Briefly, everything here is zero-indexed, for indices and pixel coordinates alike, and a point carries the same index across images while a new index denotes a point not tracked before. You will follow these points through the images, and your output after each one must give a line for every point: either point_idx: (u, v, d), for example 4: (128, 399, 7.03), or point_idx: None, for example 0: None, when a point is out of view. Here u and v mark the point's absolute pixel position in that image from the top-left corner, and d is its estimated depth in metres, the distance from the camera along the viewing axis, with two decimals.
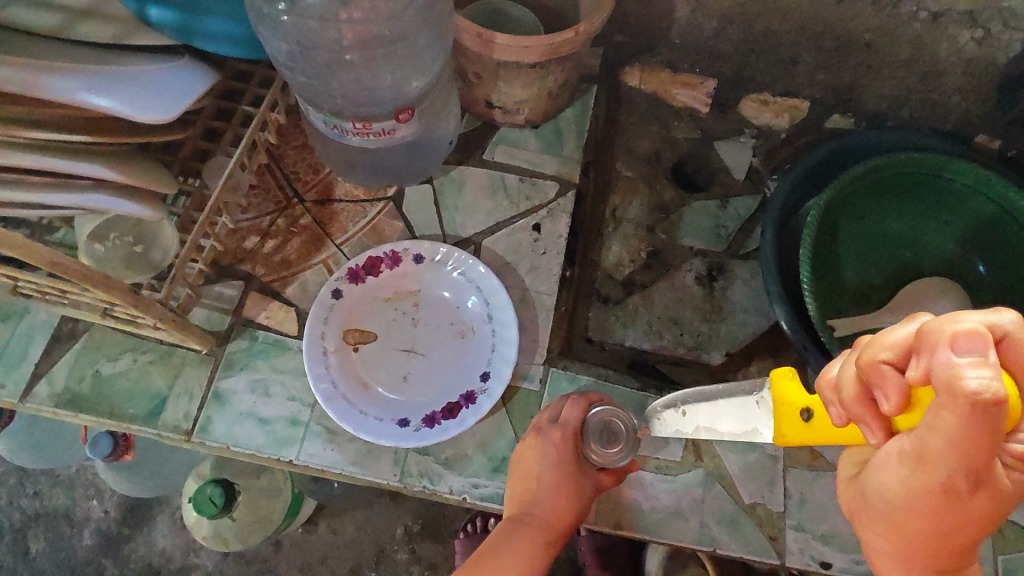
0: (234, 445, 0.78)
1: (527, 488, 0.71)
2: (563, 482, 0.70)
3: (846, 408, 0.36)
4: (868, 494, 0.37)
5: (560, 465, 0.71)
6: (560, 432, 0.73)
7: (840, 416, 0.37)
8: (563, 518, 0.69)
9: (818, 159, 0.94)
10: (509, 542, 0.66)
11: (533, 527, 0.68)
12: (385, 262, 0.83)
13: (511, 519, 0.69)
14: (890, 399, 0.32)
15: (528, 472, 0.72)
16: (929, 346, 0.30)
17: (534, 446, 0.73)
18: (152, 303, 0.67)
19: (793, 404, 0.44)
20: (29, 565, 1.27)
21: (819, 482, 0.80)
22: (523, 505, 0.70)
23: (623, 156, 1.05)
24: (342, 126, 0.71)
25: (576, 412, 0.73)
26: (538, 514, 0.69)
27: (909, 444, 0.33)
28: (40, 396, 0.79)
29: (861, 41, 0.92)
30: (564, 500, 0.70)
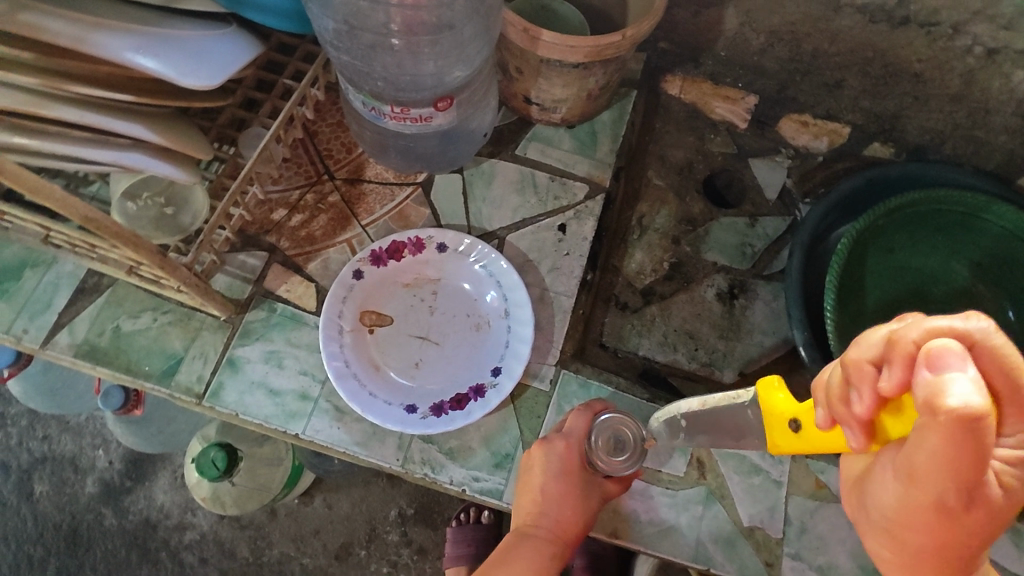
0: (243, 413, 0.79)
1: (533, 498, 0.72)
2: (567, 494, 0.72)
3: (833, 410, 0.38)
4: (868, 507, 0.38)
5: (564, 478, 0.73)
6: (565, 442, 0.74)
7: (827, 418, 0.40)
8: (570, 530, 0.71)
9: (855, 187, 0.92)
10: (516, 555, 0.68)
11: (540, 539, 0.70)
12: (408, 247, 0.83)
13: (518, 533, 0.71)
14: (865, 402, 0.35)
15: (532, 483, 0.73)
16: (905, 361, 0.32)
17: (538, 454, 0.74)
18: (178, 266, 0.68)
19: (782, 414, 0.47)
20: (31, 506, 1.30)
21: (821, 512, 0.80)
22: (530, 518, 0.72)
23: (655, 164, 1.04)
24: (380, 109, 0.72)
25: (581, 424, 0.74)
26: (545, 526, 0.71)
27: (900, 461, 0.34)
28: (60, 344, 0.80)
29: (911, 71, 0.92)
30: (570, 512, 0.72)
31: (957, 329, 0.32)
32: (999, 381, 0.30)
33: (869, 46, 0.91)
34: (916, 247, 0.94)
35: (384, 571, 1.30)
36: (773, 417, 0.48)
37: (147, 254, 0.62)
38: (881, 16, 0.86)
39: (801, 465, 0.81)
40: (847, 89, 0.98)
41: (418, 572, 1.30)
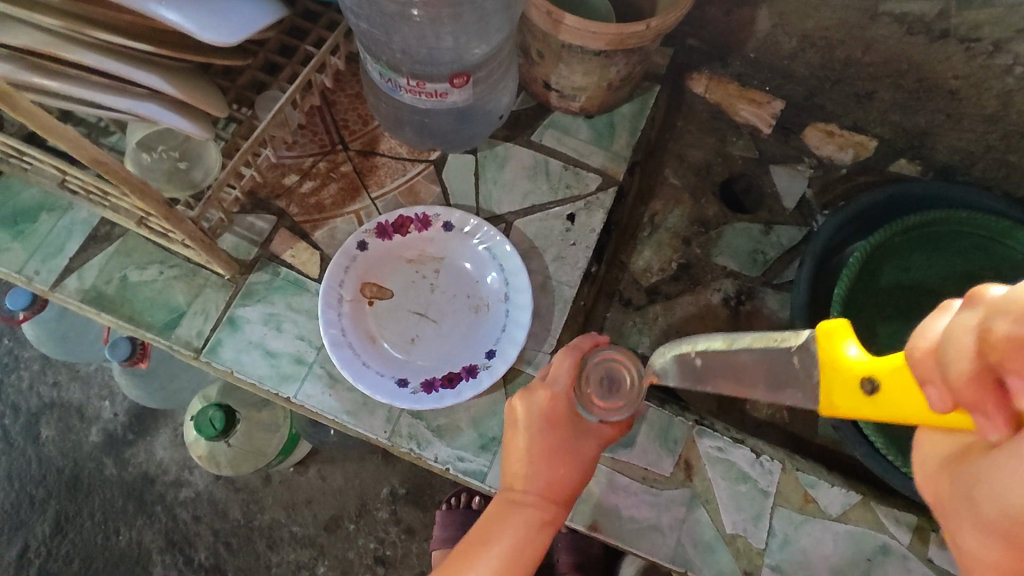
0: (238, 372, 0.80)
1: (519, 455, 0.66)
2: (559, 447, 0.65)
3: (951, 385, 0.27)
4: (987, 494, 0.27)
5: (553, 432, 0.66)
6: (549, 390, 0.67)
7: (942, 399, 0.28)
8: (564, 488, 0.65)
9: (874, 202, 0.90)
10: (505, 523, 0.63)
11: (529, 505, 0.64)
12: (414, 223, 0.83)
13: (505, 498, 0.64)
14: (1014, 386, 0.25)
15: (518, 441, 0.66)
16: None
17: (519, 409, 0.67)
18: (184, 219, 0.68)
19: None
20: (36, 449, 1.33)
21: (806, 527, 0.78)
22: (518, 480, 0.65)
23: (673, 163, 1.03)
24: (396, 81, 0.73)
25: (567, 367, 0.67)
26: (533, 490, 0.64)
27: None
28: (68, 288, 0.82)
29: (945, 87, 0.88)
30: (563, 468, 0.65)
31: None
32: None
33: (903, 58, 0.88)
34: (933, 268, 0.91)
35: (371, 547, 1.31)
36: (842, 375, 0.39)
37: (155, 204, 0.62)
38: (919, 28, 0.83)
39: (790, 477, 0.80)
40: (877, 101, 0.95)
41: (404, 551, 1.31)
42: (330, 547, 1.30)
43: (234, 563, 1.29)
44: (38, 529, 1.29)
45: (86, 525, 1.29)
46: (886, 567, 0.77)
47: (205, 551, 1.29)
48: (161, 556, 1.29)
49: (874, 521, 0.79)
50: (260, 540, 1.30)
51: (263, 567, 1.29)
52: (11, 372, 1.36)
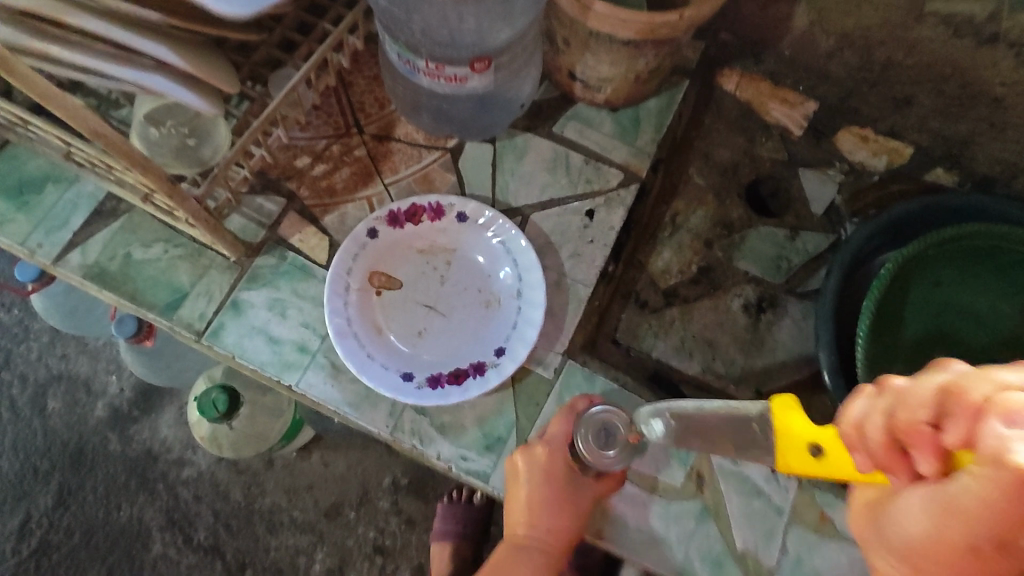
0: (239, 356, 0.78)
1: (523, 510, 0.71)
2: (556, 501, 0.70)
3: (872, 454, 0.31)
4: (887, 530, 0.32)
5: (552, 485, 0.70)
6: (546, 448, 0.71)
7: (866, 463, 0.32)
8: (562, 535, 0.71)
9: (908, 211, 0.86)
10: (512, 572, 0.70)
11: (535, 548, 0.70)
12: (427, 212, 0.80)
13: (513, 542, 0.71)
14: (929, 464, 0.28)
15: (520, 492, 0.71)
16: (973, 409, 0.26)
17: (519, 464, 0.71)
18: (188, 198, 0.66)
19: (800, 438, 0.42)
20: (42, 421, 1.32)
21: (821, 547, 0.75)
22: (523, 527, 0.71)
23: (698, 161, 0.99)
24: (415, 63, 0.70)
25: (563, 428, 0.71)
26: (536, 535, 0.70)
27: (934, 494, 0.28)
28: (72, 263, 0.80)
29: (991, 94, 0.84)
30: (563, 519, 0.70)
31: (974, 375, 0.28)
32: None
33: (948, 62, 0.83)
34: (965, 283, 0.87)
35: (370, 536, 1.29)
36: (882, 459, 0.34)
37: (157, 181, 0.60)
38: (967, 29, 0.79)
39: (806, 495, 0.77)
40: (917, 106, 0.91)
41: (403, 542, 1.29)
42: (330, 534, 1.29)
43: (233, 545, 1.28)
44: (41, 501, 1.29)
45: (89, 499, 1.29)
46: None
47: (204, 531, 1.28)
48: (161, 534, 1.28)
49: None
50: (260, 523, 1.29)
51: (262, 550, 1.28)
52: (19, 342, 1.35)
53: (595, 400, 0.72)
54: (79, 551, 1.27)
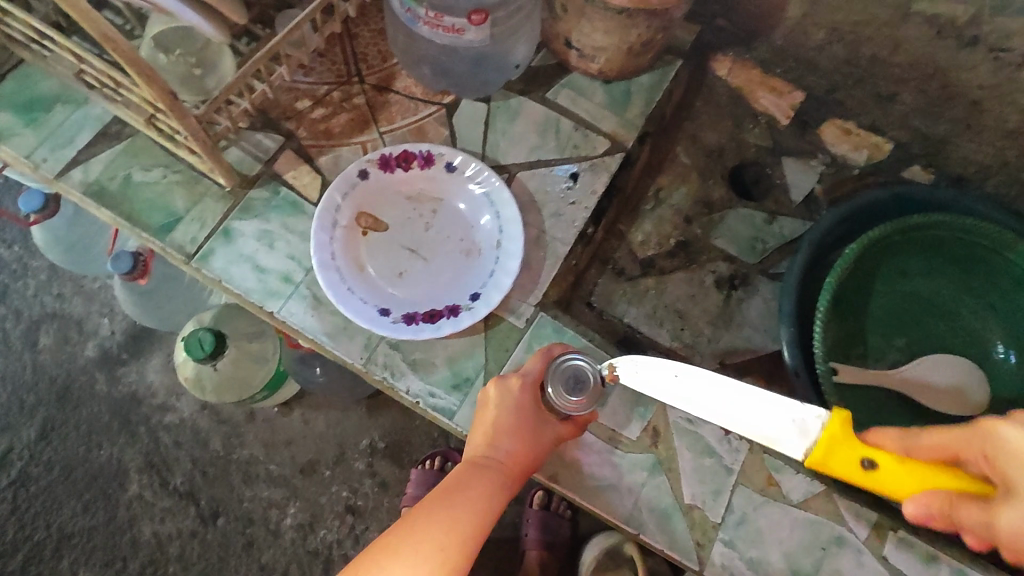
0: (225, 281, 0.81)
1: (486, 431, 0.69)
2: (520, 428, 0.69)
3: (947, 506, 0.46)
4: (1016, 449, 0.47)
5: (520, 414, 0.71)
6: (519, 381, 0.72)
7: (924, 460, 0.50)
8: (522, 463, 0.68)
9: (879, 200, 0.89)
10: (472, 482, 0.64)
11: (494, 468, 0.66)
12: (417, 159, 0.84)
13: (470, 462, 0.67)
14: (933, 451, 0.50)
15: (487, 418, 0.71)
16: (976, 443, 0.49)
17: (492, 393, 0.72)
18: (189, 115, 0.69)
19: (853, 454, 0.50)
20: (33, 355, 1.35)
21: (765, 507, 0.78)
22: (482, 449, 0.68)
23: (686, 142, 1.02)
24: (415, 11, 0.74)
25: (538, 365, 0.73)
26: (496, 456, 0.67)
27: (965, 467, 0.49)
28: (74, 180, 0.83)
29: (970, 96, 0.87)
30: (523, 444, 0.69)
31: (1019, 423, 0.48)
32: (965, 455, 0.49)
33: (929, 61, 0.86)
34: (930, 275, 0.91)
35: (343, 495, 1.32)
36: (844, 448, 0.50)
37: (160, 93, 0.63)
38: (951, 31, 0.81)
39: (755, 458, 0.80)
40: (899, 103, 0.93)
41: (374, 504, 1.32)
42: (303, 490, 1.32)
43: (208, 492, 1.31)
44: (24, 433, 1.32)
45: (71, 436, 1.32)
46: (839, 557, 0.77)
47: (181, 476, 1.32)
48: (138, 475, 1.31)
49: (834, 513, 0.78)
50: (236, 473, 1.32)
51: (236, 500, 1.31)
52: (17, 278, 1.38)
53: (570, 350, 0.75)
54: (57, 486, 1.30)
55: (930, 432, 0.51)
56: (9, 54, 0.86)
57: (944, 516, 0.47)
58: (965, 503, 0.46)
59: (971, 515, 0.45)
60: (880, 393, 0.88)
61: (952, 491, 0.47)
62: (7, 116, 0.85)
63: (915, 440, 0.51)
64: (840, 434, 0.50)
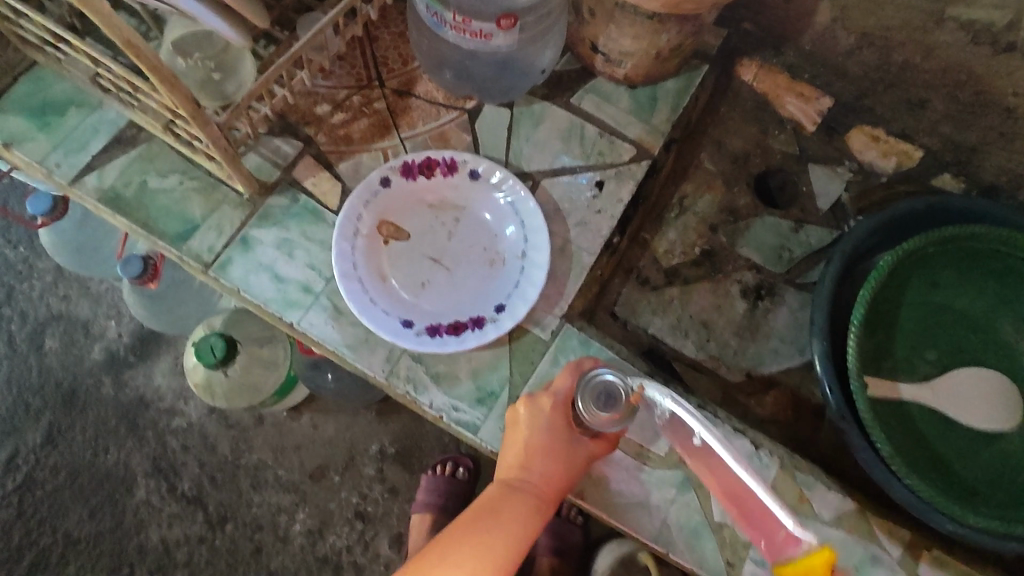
0: (244, 291, 0.79)
1: (518, 452, 0.68)
2: (553, 449, 0.67)
3: None
4: None
5: (552, 432, 0.68)
6: (551, 398, 0.69)
7: None
8: (555, 485, 0.67)
9: (912, 210, 0.87)
10: (505, 506, 0.63)
11: (527, 492, 0.65)
12: (441, 166, 0.82)
13: (502, 483, 0.66)
14: None
15: (519, 438, 0.69)
16: None
17: (523, 410, 0.70)
18: (211, 123, 0.67)
19: None
20: (39, 358, 1.33)
21: (796, 526, 0.77)
22: (514, 472, 0.67)
23: (710, 148, 1.00)
24: (443, 15, 0.72)
25: (569, 380, 0.70)
26: (529, 479, 0.66)
27: None
28: (87, 185, 0.81)
29: (1003, 104, 0.86)
30: (556, 466, 0.67)
31: None
32: None
33: (964, 68, 0.86)
34: (964, 287, 0.89)
35: (353, 501, 1.30)
36: None
37: (184, 102, 0.61)
38: (985, 37, 0.81)
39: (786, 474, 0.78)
40: (930, 110, 0.92)
41: (385, 510, 1.30)
42: (312, 496, 1.30)
43: (216, 497, 1.29)
44: (30, 437, 1.30)
45: (77, 440, 1.30)
46: None
47: (189, 481, 1.30)
48: (146, 480, 1.29)
49: (866, 531, 0.77)
50: (244, 479, 1.30)
51: (244, 505, 1.29)
52: (24, 279, 1.36)
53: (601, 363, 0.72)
54: (63, 491, 1.28)
55: None
56: (21, 55, 0.84)
57: None
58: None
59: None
60: (911, 408, 0.86)
61: None
62: (19, 119, 0.82)
63: None
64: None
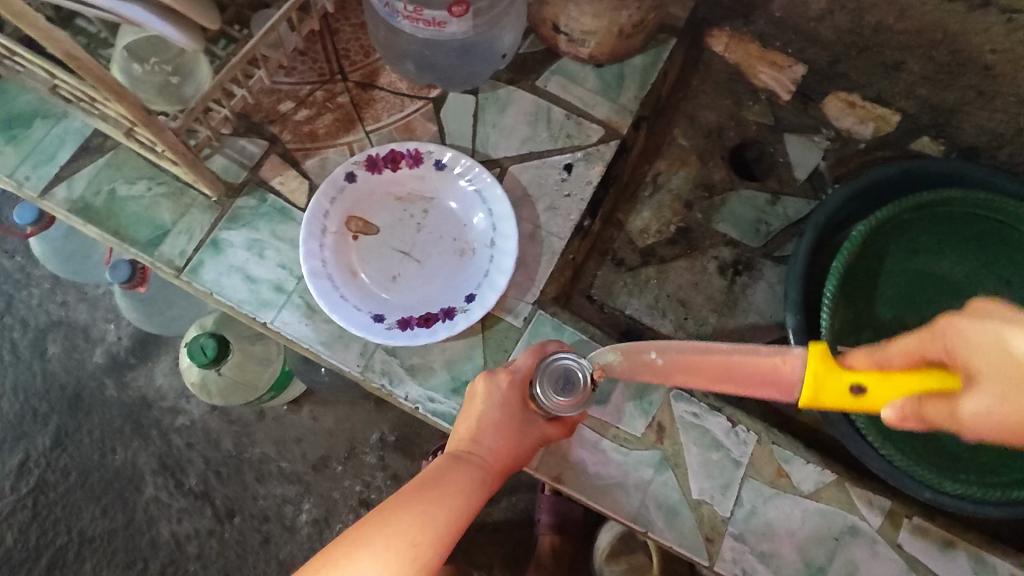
0: (217, 294, 0.80)
1: (469, 428, 0.66)
2: (505, 425, 0.67)
3: (917, 415, 0.37)
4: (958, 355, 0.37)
5: (506, 410, 0.68)
6: (509, 377, 0.69)
7: (893, 412, 0.39)
8: (505, 461, 0.65)
9: (885, 176, 0.86)
10: (451, 474, 0.60)
11: (477, 464, 0.63)
12: (405, 159, 0.81)
13: (451, 456, 0.63)
14: (857, 359, 0.43)
15: (472, 414, 0.68)
16: (916, 416, 0.37)
17: (480, 387, 0.69)
18: (166, 129, 0.67)
19: (839, 380, 0.44)
20: (42, 364, 1.35)
21: (775, 500, 0.78)
22: (464, 446, 0.65)
23: (684, 123, 0.99)
24: (394, 5, 0.71)
25: (529, 360, 0.70)
26: (479, 452, 0.64)
27: (907, 409, 0.38)
28: (57, 197, 0.82)
29: (982, 62, 0.82)
30: (507, 443, 0.66)
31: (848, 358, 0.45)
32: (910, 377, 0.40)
33: (939, 27, 0.81)
34: (942, 253, 0.88)
35: (356, 489, 1.32)
36: (834, 378, 0.44)
37: (133, 110, 0.61)
38: None
39: (764, 449, 0.79)
40: (906, 72, 0.89)
41: (387, 496, 1.32)
42: (316, 485, 1.32)
43: (223, 491, 1.32)
44: (39, 441, 1.32)
45: (85, 442, 1.33)
46: (853, 548, 0.77)
47: (196, 477, 1.32)
48: (153, 478, 1.32)
49: (845, 502, 0.78)
50: (249, 472, 1.32)
51: (251, 498, 1.32)
52: (21, 288, 1.38)
53: (563, 345, 0.73)
54: (74, 491, 1.31)
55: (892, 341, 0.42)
56: None
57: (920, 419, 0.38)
58: (932, 399, 0.36)
59: (939, 411, 0.36)
60: None
61: (925, 392, 0.38)
62: None
63: (886, 351, 0.42)
64: (821, 366, 0.44)
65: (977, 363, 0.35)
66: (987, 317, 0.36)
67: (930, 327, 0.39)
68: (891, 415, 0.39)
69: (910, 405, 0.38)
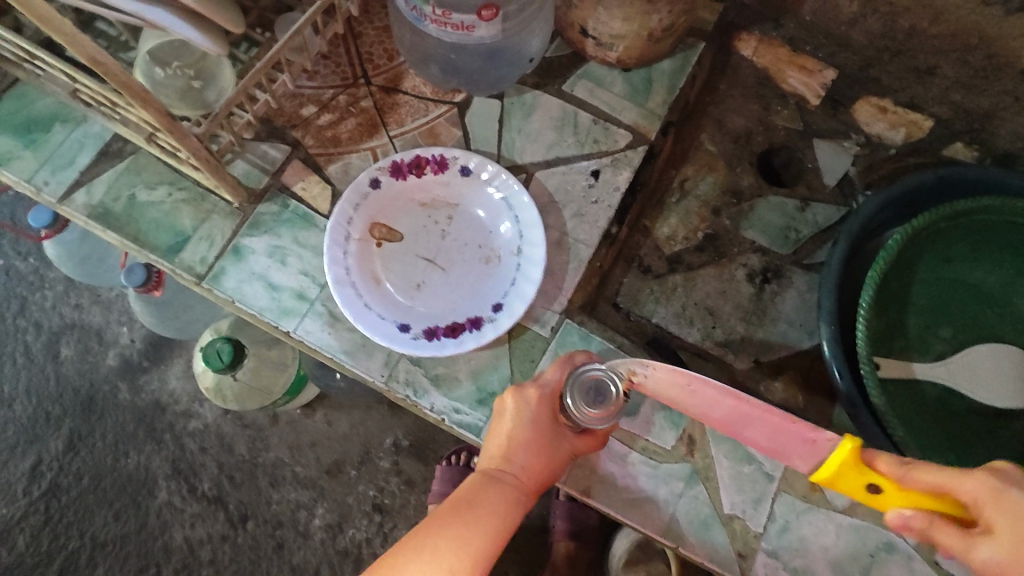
0: (238, 301, 0.79)
1: (500, 444, 0.65)
2: (537, 440, 0.65)
3: (921, 527, 0.45)
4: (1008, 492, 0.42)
5: (536, 424, 0.66)
6: (538, 391, 0.67)
7: (896, 517, 0.46)
8: (536, 478, 0.63)
9: (922, 183, 0.83)
10: (484, 496, 0.58)
11: (508, 483, 0.61)
12: (431, 164, 0.80)
13: (483, 474, 0.61)
14: (925, 478, 0.47)
15: (502, 429, 0.66)
16: (921, 530, 0.45)
17: (508, 401, 0.67)
18: (189, 134, 0.66)
19: (857, 481, 0.50)
20: (56, 367, 1.34)
21: (809, 515, 0.76)
22: (495, 463, 0.63)
23: (710, 128, 0.97)
24: (421, 9, 0.69)
25: (558, 373, 0.68)
26: (511, 471, 0.62)
27: (917, 521, 0.45)
28: (77, 203, 0.80)
29: (1017, 67, 0.81)
30: (538, 460, 0.64)
31: (893, 461, 0.49)
32: (965, 497, 0.44)
33: (977, 30, 0.79)
34: (977, 260, 0.86)
35: (370, 494, 1.31)
36: (849, 472, 0.50)
37: (159, 117, 0.60)
38: None
39: (797, 463, 0.77)
40: (939, 77, 0.87)
41: (402, 502, 1.31)
42: (330, 491, 1.31)
43: (237, 496, 1.31)
44: (53, 444, 1.32)
45: (99, 445, 1.32)
46: (889, 565, 0.74)
47: (209, 481, 1.31)
48: (167, 482, 1.31)
49: (881, 518, 0.76)
50: (263, 477, 1.31)
51: (265, 502, 1.30)
52: (35, 290, 1.37)
53: (593, 357, 0.71)
54: (88, 494, 1.30)
55: (916, 465, 0.48)
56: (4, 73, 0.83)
57: (920, 527, 0.45)
58: (944, 527, 0.44)
59: (947, 539, 0.44)
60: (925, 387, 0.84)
61: (933, 513, 0.45)
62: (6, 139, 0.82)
63: (915, 471, 0.48)
64: (847, 464, 0.49)
65: (998, 518, 0.42)
66: (1002, 480, 0.43)
67: (960, 476, 0.45)
68: (894, 519, 0.46)
69: (919, 519, 0.45)
